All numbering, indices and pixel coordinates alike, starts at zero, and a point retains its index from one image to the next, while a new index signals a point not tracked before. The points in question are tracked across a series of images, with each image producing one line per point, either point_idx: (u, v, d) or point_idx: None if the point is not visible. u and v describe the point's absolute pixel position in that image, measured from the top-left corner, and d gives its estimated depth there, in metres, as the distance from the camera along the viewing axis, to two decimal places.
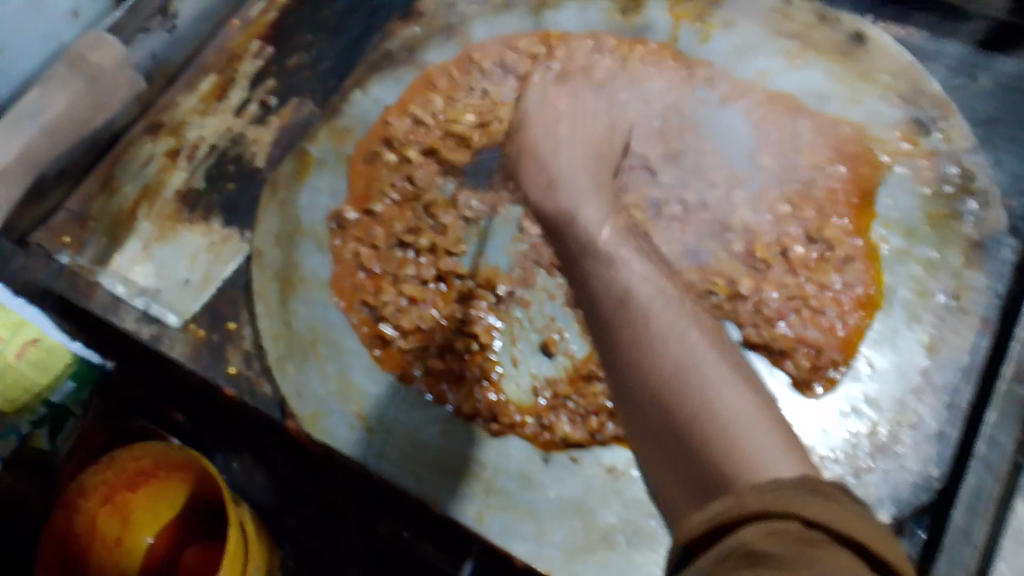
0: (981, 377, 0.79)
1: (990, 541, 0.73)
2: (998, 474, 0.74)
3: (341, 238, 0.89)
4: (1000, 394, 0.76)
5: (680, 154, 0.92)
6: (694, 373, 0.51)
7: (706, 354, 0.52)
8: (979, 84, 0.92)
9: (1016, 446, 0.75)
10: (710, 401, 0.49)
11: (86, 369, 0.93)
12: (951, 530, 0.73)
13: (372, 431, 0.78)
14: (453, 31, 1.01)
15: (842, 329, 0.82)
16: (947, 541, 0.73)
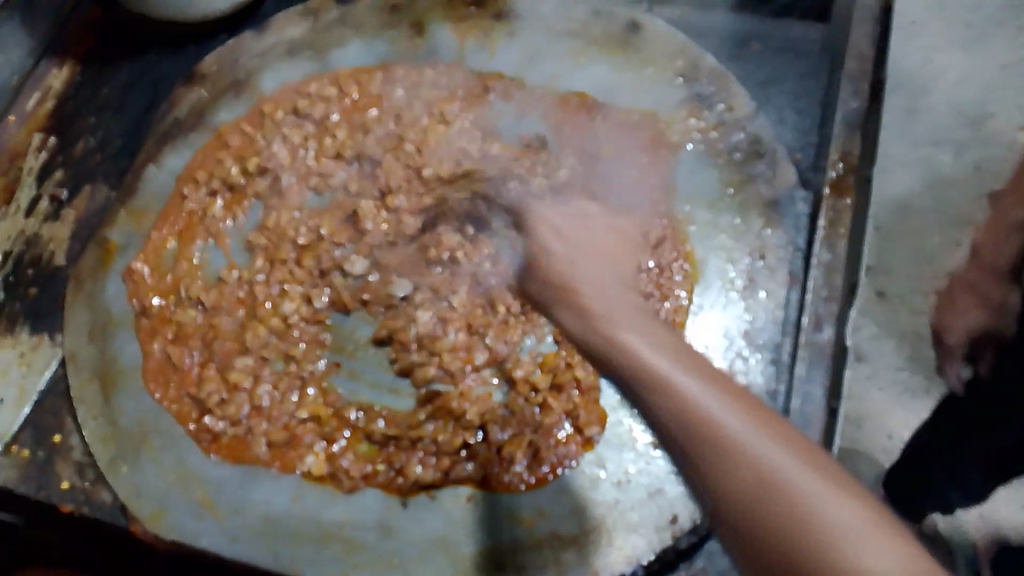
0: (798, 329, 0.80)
1: None
2: (815, 423, 0.73)
3: (151, 331, 0.85)
4: (803, 344, 0.75)
5: (489, 167, 0.91)
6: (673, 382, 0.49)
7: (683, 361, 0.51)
8: (750, 50, 0.98)
9: (827, 392, 0.74)
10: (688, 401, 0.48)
11: None
12: None
13: (221, 517, 0.75)
14: (240, 86, 0.98)
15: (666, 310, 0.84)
16: None
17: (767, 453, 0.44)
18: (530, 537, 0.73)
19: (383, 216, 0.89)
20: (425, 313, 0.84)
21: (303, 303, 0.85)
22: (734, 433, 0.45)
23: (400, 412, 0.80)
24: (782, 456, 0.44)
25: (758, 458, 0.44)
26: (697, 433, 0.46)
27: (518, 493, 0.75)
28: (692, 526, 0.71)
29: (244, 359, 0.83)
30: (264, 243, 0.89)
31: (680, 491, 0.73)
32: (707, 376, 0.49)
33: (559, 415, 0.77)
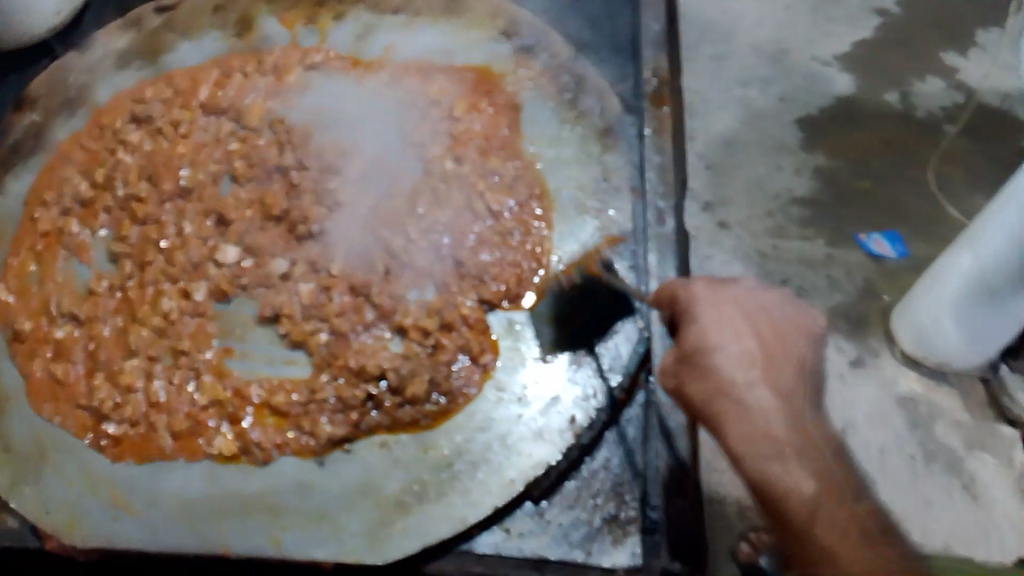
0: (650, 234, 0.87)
1: None
2: None
3: (27, 353, 0.84)
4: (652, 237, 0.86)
5: (340, 139, 0.96)
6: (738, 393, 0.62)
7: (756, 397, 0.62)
8: (564, 2, 1.06)
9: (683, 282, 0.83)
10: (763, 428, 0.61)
11: None
12: None
13: (137, 513, 0.75)
14: (73, 103, 0.98)
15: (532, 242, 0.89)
16: None
17: (751, 418, 0.61)
18: (446, 464, 0.77)
19: (246, 203, 0.92)
20: (308, 285, 0.87)
21: (181, 298, 0.86)
22: (753, 401, 0.62)
23: (300, 380, 0.82)
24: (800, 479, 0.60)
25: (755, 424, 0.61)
26: (713, 419, 0.63)
27: (427, 428, 0.80)
28: (589, 423, 0.78)
29: (133, 360, 0.84)
30: (130, 249, 0.89)
31: (574, 396, 0.80)
32: (772, 395, 0.62)
33: (451, 351, 0.83)
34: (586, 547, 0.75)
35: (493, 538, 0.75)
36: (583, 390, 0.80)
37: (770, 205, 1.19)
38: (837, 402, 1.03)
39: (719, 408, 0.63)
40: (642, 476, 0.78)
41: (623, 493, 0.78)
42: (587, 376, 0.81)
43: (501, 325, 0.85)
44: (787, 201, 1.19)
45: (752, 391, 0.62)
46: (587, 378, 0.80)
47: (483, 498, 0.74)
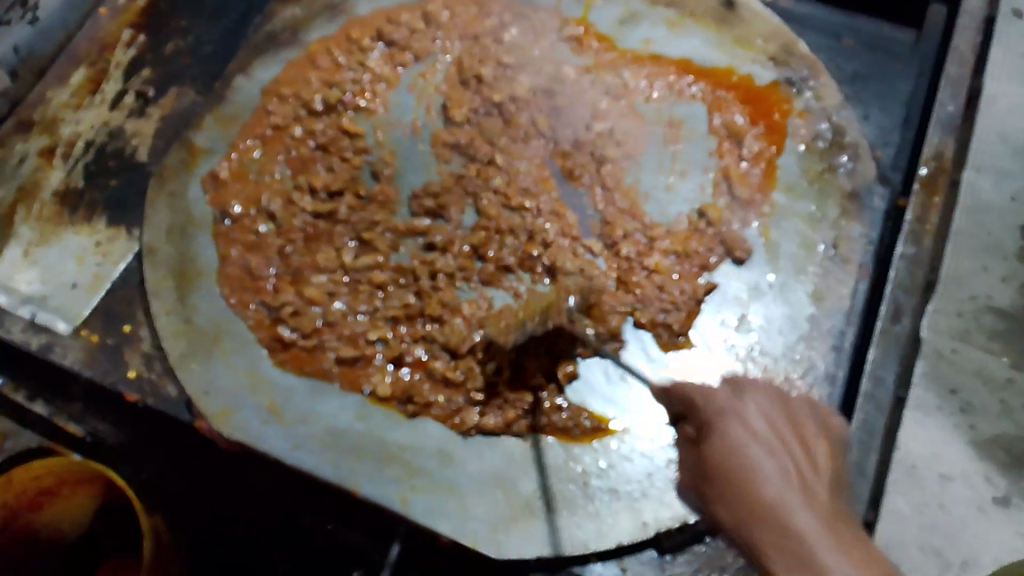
0: (863, 320, 0.82)
1: None
2: (884, 407, 0.80)
3: (229, 239, 0.86)
4: (880, 333, 0.82)
5: (574, 116, 0.94)
6: (734, 451, 0.56)
7: (778, 463, 0.55)
8: (844, 44, 0.99)
9: (898, 380, 0.80)
10: (779, 510, 0.52)
11: None
12: None
13: (285, 424, 0.77)
14: (335, 9, 0.99)
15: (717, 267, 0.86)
16: None
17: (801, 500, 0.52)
18: (584, 484, 0.75)
19: (466, 159, 0.91)
20: (508, 257, 0.85)
21: (382, 227, 0.87)
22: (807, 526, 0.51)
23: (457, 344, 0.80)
24: (817, 522, 0.51)
25: (795, 523, 0.51)
26: (743, 479, 0.55)
27: (576, 441, 0.77)
28: None
29: (320, 276, 0.85)
30: (347, 169, 0.90)
31: None
32: (790, 474, 0.54)
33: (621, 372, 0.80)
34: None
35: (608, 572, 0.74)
36: None
37: (961, 304, 0.92)
38: (945, 495, 0.84)
39: (735, 498, 0.54)
40: None
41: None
42: None
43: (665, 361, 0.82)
44: None
45: (782, 486, 0.53)
46: None
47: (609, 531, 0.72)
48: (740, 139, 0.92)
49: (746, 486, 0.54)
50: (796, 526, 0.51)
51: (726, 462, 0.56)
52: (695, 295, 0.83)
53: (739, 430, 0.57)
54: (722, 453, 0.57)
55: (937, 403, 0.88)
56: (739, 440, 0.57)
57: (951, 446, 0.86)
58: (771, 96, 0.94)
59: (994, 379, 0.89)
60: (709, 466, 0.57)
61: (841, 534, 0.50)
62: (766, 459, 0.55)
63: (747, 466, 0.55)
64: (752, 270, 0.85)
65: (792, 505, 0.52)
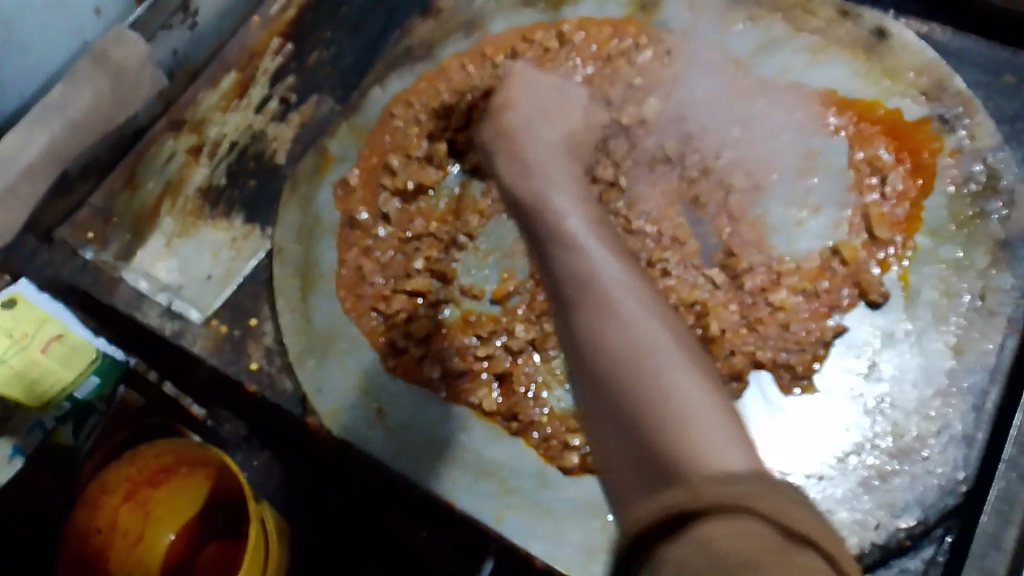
0: (1009, 379, 0.77)
1: (1020, 551, 0.70)
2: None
3: (352, 242, 0.88)
4: (1022, 395, 0.75)
5: (704, 145, 0.92)
6: (642, 368, 0.53)
7: (651, 327, 0.56)
8: (1004, 81, 0.92)
9: None
10: (658, 390, 0.52)
11: (111, 364, 0.92)
12: (980, 535, 0.71)
13: (391, 429, 0.78)
14: (471, 27, 1.01)
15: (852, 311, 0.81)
16: (975, 548, 0.71)
17: (678, 367, 0.53)
18: None
19: (589, 181, 0.91)
20: None
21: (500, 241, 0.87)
22: (684, 404, 0.51)
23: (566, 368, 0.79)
24: (728, 452, 0.48)
25: (705, 451, 0.48)
26: (641, 368, 0.53)
27: None
28: (858, 553, 0.72)
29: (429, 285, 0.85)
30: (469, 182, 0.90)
31: (851, 517, 0.73)
32: (689, 369, 0.53)
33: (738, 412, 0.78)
34: None
35: None
36: (865, 517, 0.73)
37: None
38: None
39: (625, 386, 0.53)
40: None
41: None
42: (874, 502, 0.73)
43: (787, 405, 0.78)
44: None
45: (681, 370, 0.52)
46: (874, 506, 0.73)
47: None
48: (883, 177, 0.87)
49: (619, 342, 0.55)
50: (671, 397, 0.51)
51: (629, 356, 0.54)
52: (823, 337, 0.80)
53: (628, 309, 0.57)
54: (623, 346, 0.55)
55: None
56: (612, 328, 0.57)
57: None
58: (920, 134, 0.88)
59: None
60: (614, 347, 0.55)
61: (731, 432, 0.49)
62: (641, 326, 0.56)
63: (633, 345, 0.55)
64: (886, 315, 0.80)
65: (667, 376, 0.52)
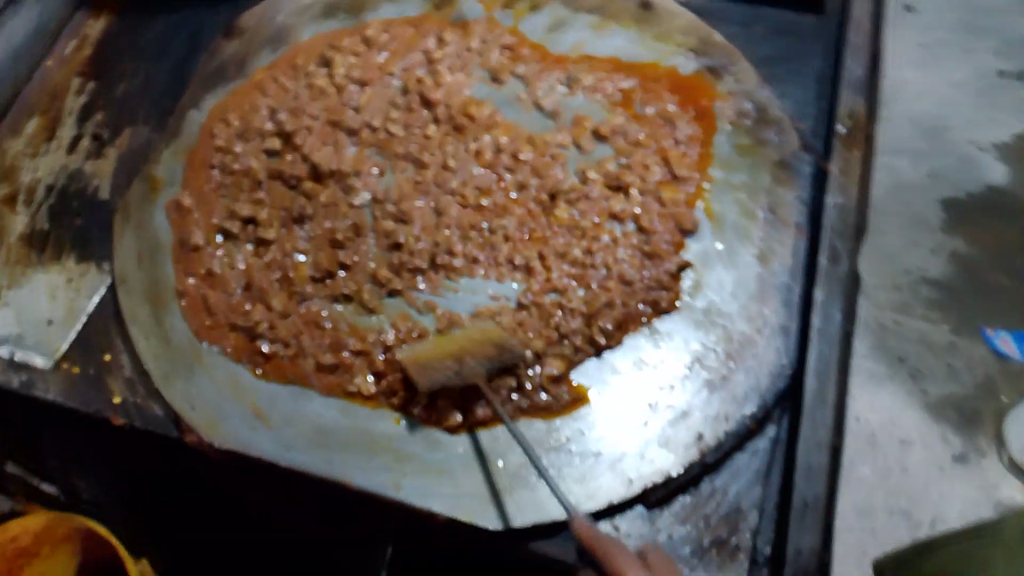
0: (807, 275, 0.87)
1: (841, 399, 0.78)
2: (834, 341, 0.81)
3: (197, 259, 0.89)
4: (822, 273, 0.83)
5: (516, 119, 1.00)
6: None
7: (661, 568, 0.69)
8: (755, 32, 1.07)
9: (844, 316, 0.81)
10: None
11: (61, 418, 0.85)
12: (808, 396, 0.79)
13: (274, 427, 0.79)
14: (278, 42, 1.04)
15: (673, 241, 0.90)
16: (805, 407, 0.78)
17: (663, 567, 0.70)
18: (566, 453, 0.78)
19: (418, 167, 0.96)
20: (475, 252, 0.90)
21: (346, 231, 0.91)
22: None
23: (427, 338, 0.84)
24: None
25: None
26: None
27: (559, 414, 0.81)
28: (715, 444, 0.78)
29: (280, 289, 0.87)
30: (306, 187, 0.93)
31: (706, 415, 0.79)
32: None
33: (596, 344, 0.84)
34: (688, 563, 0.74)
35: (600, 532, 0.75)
36: (716, 412, 0.79)
37: (898, 279, 1.04)
38: (906, 456, 0.92)
39: None
40: (758, 506, 0.76)
41: (736, 522, 0.76)
42: (720, 398, 0.80)
43: (635, 337, 0.85)
44: (919, 279, 1.04)
45: None
46: (720, 401, 0.80)
47: (596, 490, 0.76)
48: (679, 124, 0.99)
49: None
50: None
51: None
52: (671, 271, 0.88)
53: (659, 560, 0.69)
54: None
55: (889, 374, 0.97)
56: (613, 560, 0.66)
57: (906, 411, 0.95)
58: (696, 83, 1.01)
59: (937, 345, 1.00)
60: None
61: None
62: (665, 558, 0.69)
63: None
64: (700, 241, 0.90)
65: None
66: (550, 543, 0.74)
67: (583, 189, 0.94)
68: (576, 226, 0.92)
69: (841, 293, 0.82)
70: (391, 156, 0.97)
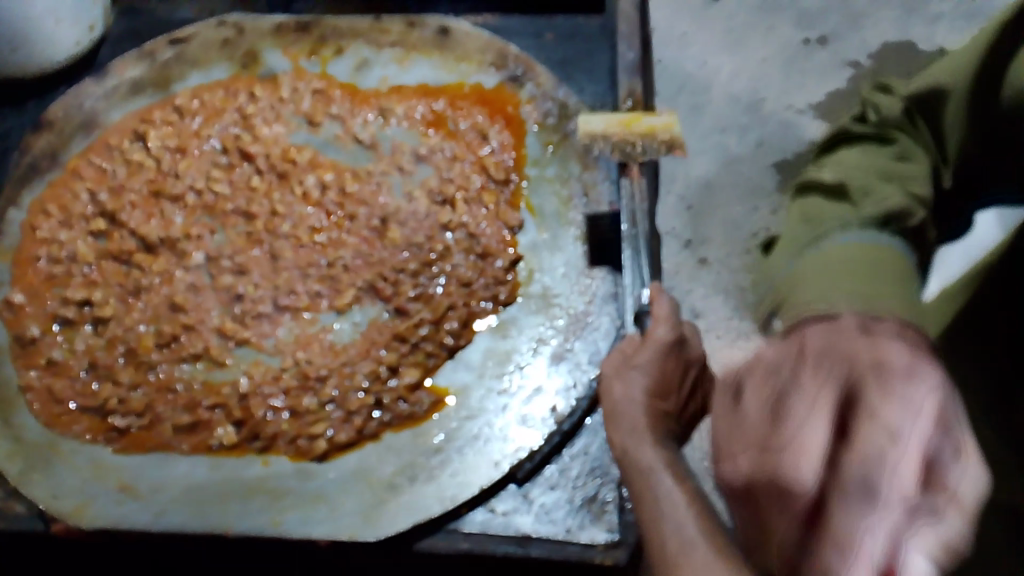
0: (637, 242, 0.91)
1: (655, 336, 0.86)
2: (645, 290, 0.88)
3: (36, 352, 0.88)
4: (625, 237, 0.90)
5: (338, 156, 1.04)
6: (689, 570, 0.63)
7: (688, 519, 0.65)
8: (545, 39, 1.14)
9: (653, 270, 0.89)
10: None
11: None
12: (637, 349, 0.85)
13: (143, 498, 0.78)
14: (89, 126, 1.04)
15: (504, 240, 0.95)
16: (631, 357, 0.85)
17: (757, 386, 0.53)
18: (434, 452, 0.81)
19: (248, 220, 0.98)
20: (318, 287, 0.92)
21: (186, 292, 0.92)
22: None
23: (284, 378, 0.87)
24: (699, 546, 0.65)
25: None
26: None
27: (424, 419, 0.84)
28: (570, 411, 0.82)
29: (131, 366, 0.88)
30: (140, 259, 0.95)
31: (559, 388, 0.84)
32: None
33: (447, 347, 0.88)
34: (568, 525, 0.77)
35: (480, 516, 0.78)
36: (567, 382, 0.84)
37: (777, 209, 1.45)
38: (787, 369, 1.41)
39: None
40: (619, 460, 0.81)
41: (602, 475, 0.80)
42: (569, 369, 0.85)
43: (481, 334, 0.89)
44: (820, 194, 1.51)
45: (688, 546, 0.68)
46: (570, 372, 0.85)
47: (471, 478, 0.78)
48: (492, 134, 1.04)
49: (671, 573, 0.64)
50: None
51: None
52: (507, 264, 0.93)
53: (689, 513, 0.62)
54: None
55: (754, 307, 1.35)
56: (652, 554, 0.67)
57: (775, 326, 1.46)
58: (505, 96, 1.05)
59: None
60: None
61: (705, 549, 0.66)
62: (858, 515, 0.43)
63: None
64: (527, 235, 0.96)
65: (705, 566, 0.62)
66: (435, 539, 0.77)
67: (408, 208, 0.98)
68: (411, 243, 0.95)
69: (647, 248, 0.84)
70: (221, 216, 0.99)
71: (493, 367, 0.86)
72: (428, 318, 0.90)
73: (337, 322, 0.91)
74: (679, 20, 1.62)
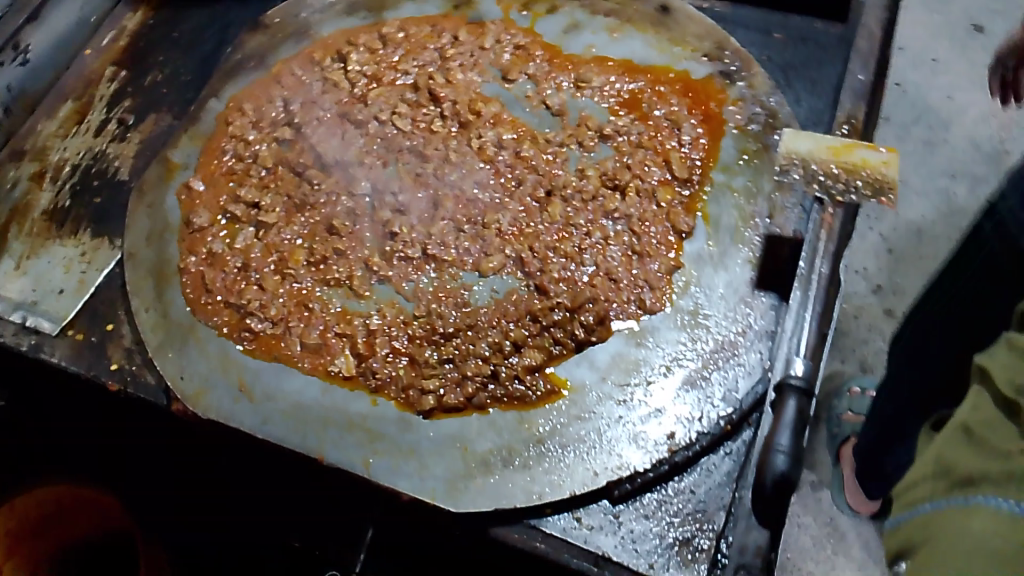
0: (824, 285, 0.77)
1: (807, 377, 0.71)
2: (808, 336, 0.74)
3: (200, 239, 0.92)
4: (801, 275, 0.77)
5: (523, 115, 1.00)
6: None
7: None
8: (774, 38, 1.05)
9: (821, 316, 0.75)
10: None
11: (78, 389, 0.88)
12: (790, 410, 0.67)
13: (256, 401, 0.81)
14: (300, 36, 1.07)
15: (669, 242, 0.90)
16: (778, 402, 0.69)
17: None
18: (534, 442, 0.78)
19: (420, 160, 0.98)
20: (468, 244, 0.91)
21: (343, 217, 0.94)
22: None
23: (412, 325, 0.86)
24: None
25: None
26: None
27: (534, 406, 0.81)
28: (688, 443, 0.77)
29: (276, 274, 0.90)
30: (312, 173, 0.97)
31: (680, 415, 0.79)
32: None
33: (577, 338, 0.84)
34: (650, 559, 0.73)
35: (563, 520, 0.75)
36: (691, 412, 0.79)
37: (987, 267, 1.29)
38: None
39: None
40: (725, 509, 0.75)
41: (702, 521, 0.75)
42: (697, 399, 0.79)
43: (618, 337, 0.84)
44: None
45: None
46: (698, 401, 0.79)
47: (563, 482, 0.75)
48: (686, 127, 0.97)
49: None
50: None
51: None
52: (666, 268, 0.87)
53: None
54: None
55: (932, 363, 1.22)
56: None
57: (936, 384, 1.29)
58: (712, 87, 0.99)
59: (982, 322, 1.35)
60: None
61: None
62: None
63: None
64: (694, 243, 0.89)
65: None
66: (510, 529, 0.75)
67: (577, 184, 0.94)
68: (570, 223, 0.92)
69: (818, 297, 0.76)
70: (396, 151, 0.98)
71: (621, 372, 0.82)
72: (566, 303, 0.86)
73: (476, 283, 0.89)
74: (932, 46, 1.47)
